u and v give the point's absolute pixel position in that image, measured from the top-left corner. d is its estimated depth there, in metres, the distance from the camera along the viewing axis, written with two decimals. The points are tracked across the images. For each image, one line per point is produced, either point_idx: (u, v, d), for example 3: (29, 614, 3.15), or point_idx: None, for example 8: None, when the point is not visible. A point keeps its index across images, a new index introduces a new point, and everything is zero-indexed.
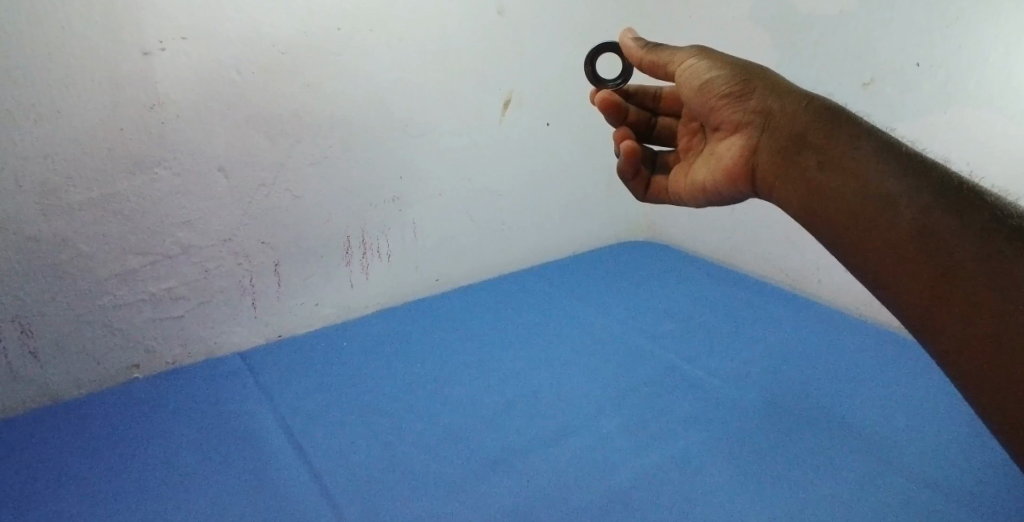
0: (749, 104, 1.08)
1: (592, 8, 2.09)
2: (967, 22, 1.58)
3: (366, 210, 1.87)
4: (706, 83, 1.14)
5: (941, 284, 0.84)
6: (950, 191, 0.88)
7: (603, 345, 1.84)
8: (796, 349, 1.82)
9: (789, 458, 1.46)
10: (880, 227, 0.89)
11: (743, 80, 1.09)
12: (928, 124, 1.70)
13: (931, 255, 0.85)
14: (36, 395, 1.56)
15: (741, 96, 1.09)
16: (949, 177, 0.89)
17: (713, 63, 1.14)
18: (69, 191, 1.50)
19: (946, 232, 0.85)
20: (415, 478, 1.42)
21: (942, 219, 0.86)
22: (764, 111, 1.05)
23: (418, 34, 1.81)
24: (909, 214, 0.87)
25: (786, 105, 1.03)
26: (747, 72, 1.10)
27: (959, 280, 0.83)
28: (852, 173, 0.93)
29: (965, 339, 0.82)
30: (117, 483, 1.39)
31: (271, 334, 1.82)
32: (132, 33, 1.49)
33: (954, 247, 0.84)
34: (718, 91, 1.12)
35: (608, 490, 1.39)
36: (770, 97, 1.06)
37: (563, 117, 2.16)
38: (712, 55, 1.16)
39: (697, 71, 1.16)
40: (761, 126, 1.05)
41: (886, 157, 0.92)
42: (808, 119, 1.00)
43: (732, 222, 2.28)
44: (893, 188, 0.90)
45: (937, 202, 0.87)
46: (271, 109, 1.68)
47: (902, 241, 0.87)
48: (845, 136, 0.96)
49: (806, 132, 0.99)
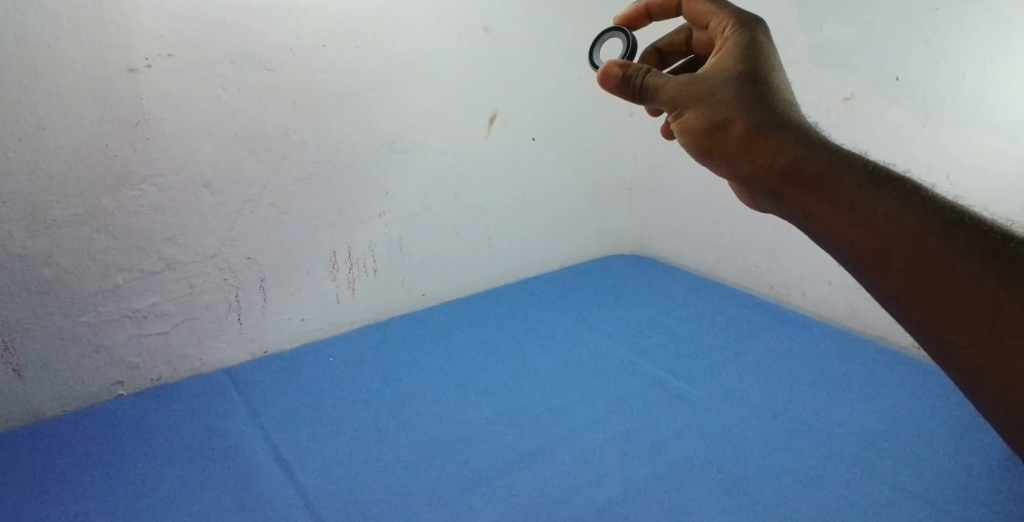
0: (725, 161, 0.88)
1: (577, 24, 2.16)
2: (942, 38, 1.61)
3: (352, 226, 1.89)
4: (685, 138, 0.93)
5: (953, 329, 0.71)
6: (934, 234, 0.72)
7: (586, 356, 1.82)
8: (788, 361, 1.78)
9: (787, 472, 1.41)
10: (878, 293, 0.75)
11: (711, 130, 0.89)
12: (907, 138, 1.72)
13: (935, 312, 0.71)
14: (22, 413, 1.57)
15: (716, 151, 0.88)
16: (930, 212, 0.74)
17: (689, 113, 0.91)
18: (55, 208, 1.50)
19: (941, 280, 0.71)
20: (397, 490, 1.38)
21: (934, 270, 0.72)
22: (739, 171, 0.86)
23: (404, 55, 1.85)
24: (902, 276, 0.73)
25: (755, 159, 0.84)
26: (715, 113, 0.89)
27: (968, 327, 0.70)
28: (840, 240, 0.76)
29: (978, 386, 0.70)
30: (99, 495, 1.38)
31: (256, 350, 1.83)
32: (120, 51, 1.50)
33: (951, 292, 0.71)
34: (693, 148, 0.92)
35: (597, 499, 1.36)
36: (740, 150, 0.85)
37: (550, 132, 2.21)
38: (688, 101, 0.92)
39: (678, 124, 0.93)
40: (745, 185, 0.87)
41: (864, 200, 0.76)
42: (793, 181, 0.80)
43: (717, 238, 2.25)
44: (881, 253, 0.74)
45: (922, 250, 0.72)
46: (259, 126, 1.69)
47: (900, 304, 0.73)
48: (823, 189, 0.78)
49: (784, 194, 0.81)
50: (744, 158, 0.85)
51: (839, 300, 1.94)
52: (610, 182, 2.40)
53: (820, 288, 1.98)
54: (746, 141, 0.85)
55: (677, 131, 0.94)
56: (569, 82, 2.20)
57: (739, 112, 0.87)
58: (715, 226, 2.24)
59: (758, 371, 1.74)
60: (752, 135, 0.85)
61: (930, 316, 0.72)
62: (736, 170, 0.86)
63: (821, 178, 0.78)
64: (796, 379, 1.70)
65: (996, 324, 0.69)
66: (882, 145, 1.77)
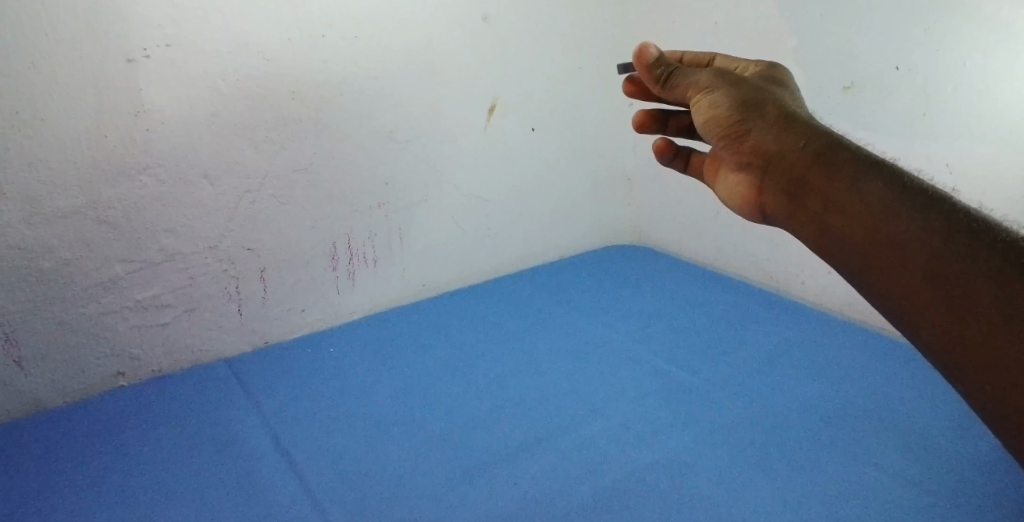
0: (747, 143, 0.91)
1: (578, 13, 2.15)
2: (943, 27, 1.61)
3: (352, 217, 1.89)
4: (708, 119, 0.95)
5: (964, 319, 0.73)
6: (956, 233, 0.75)
7: (586, 347, 1.82)
8: (787, 350, 1.78)
9: (788, 462, 1.41)
10: (889, 279, 0.77)
11: (740, 110, 0.92)
12: (907, 126, 1.72)
13: (948, 308, 0.74)
14: (23, 403, 1.58)
15: (741, 133, 0.92)
16: (954, 213, 0.76)
17: (719, 93, 0.95)
18: (54, 199, 1.50)
19: (957, 271, 0.74)
20: (399, 480, 1.39)
21: (953, 267, 0.74)
22: (761, 152, 0.89)
23: (403, 43, 1.84)
24: (920, 266, 0.75)
25: (781, 144, 0.88)
26: (746, 101, 0.93)
27: (978, 317, 0.72)
28: (859, 225, 0.80)
29: (980, 389, 0.72)
30: (100, 485, 1.39)
31: (256, 341, 1.84)
32: (117, 40, 1.49)
33: (968, 290, 0.73)
34: (718, 127, 0.94)
35: (598, 488, 1.36)
36: (765, 137, 0.89)
37: (549, 121, 2.20)
38: (722, 86, 0.95)
39: (704, 104, 0.96)
40: (761, 169, 0.90)
41: (886, 192, 0.79)
42: (816, 166, 0.84)
43: (716, 227, 2.24)
44: (901, 238, 0.77)
45: (942, 243, 0.75)
46: (256, 116, 1.68)
47: (915, 298, 0.75)
48: (847, 176, 0.82)
49: (807, 178, 0.84)
50: (768, 141, 0.89)
51: (838, 290, 1.94)
52: (609, 172, 2.40)
53: (820, 278, 1.98)
54: (772, 129, 0.89)
55: (699, 115, 0.96)
56: (569, 72, 2.19)
57: (770, 104, 0.92)
58: (714, 215, 2.23)
59: (758, 361, 1.74)
60: (778, 126, 0.89)
61: (942, 313, 0.74)
62: (754, 157, 0.91)
63: (848, 168, 0.82)
64: (796, 368, 1.70)
65: (1006, 319, 0.71)
66: (883, 135, 1.77)
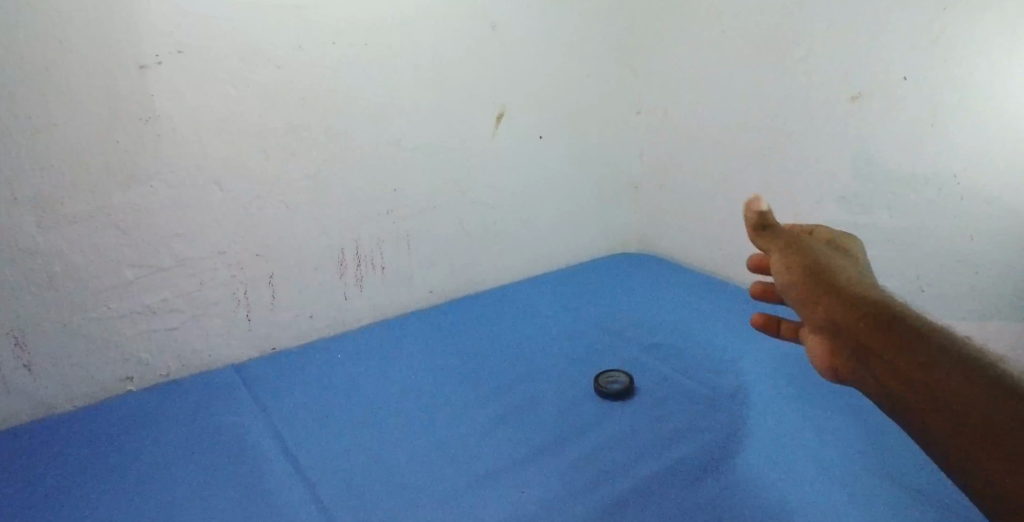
0: (817, 310, 1.07)
1: (586, 22, 2.16)
2: (951, 38, 1.61)
3: (360, 223, 1.90)
4: (787, 278, 1.14)
5: (986, 437, 0.90)
6: (981, 383, 0.93)
7: (593, 355, 1.82)
8: (794, 359, 1.78)
9: (794, 472, 1.41)
10: (926, 412, 0.94)
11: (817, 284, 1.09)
12: (914, 136, 1.72)
13: (961, 430, 0.91)
14: (32, 407, 1.59)
15: (813, 302, 1.08)
16: (976, 369, 0.95)
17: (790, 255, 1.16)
18: (66, 204, 1.52)
19: (970, 400, 0.92)
20: (406, 486, 1.39)
21: (973, 399, 0.92)
22: (828, 323, 1.05)
23: (412, 50, 1.85)
24: (943, 389, 0.93)
25: (846, 318, 1.04)
26: (820, 271, 1.11)
27: (987, 442, 0.89)
28: (902, 376, 0.96)
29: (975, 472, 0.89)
30: (108, 488, 1.40)
31: (264, 347, 1.84)
32: (130, 48, 1.51)
33: (988, 419, 0.90)
34: (795, 289, 1.12)
35: (603, 497, 1.36)
36: (823, 304, 1.07)
37: (557, 129, 2.20)
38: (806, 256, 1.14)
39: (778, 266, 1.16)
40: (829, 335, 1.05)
41: (931, 350, 0.97)
42: (862, 327, 1.02)
43: (722, 236, 2.24)
44: (945, 390, 0.93)
45: (961, 380, 0.94)
46: (266, 123, 1.70)
47: (944, 429, 0.92)
48: (896, 335, 0.99)
49: (862, 335, 1.01)
50: (829, 313, 1.06)
51: None
52: (616, 179, 2.40)
53: None
54: (840, 303, 1.06)
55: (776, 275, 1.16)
56: (576, 79, 2.20)
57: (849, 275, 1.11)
58: (721, 224, 2.23)
59: (765, 369, 1.74)
60: (830, 295, 1.07)
61: (952, 446, 0.91)
62: (823, 323, 1.06)
63: (888, 323, 1.01)
64: (803, 378, 1.70)
65: (991, 437, 0.89)
66: (891, 144, 1.77)
